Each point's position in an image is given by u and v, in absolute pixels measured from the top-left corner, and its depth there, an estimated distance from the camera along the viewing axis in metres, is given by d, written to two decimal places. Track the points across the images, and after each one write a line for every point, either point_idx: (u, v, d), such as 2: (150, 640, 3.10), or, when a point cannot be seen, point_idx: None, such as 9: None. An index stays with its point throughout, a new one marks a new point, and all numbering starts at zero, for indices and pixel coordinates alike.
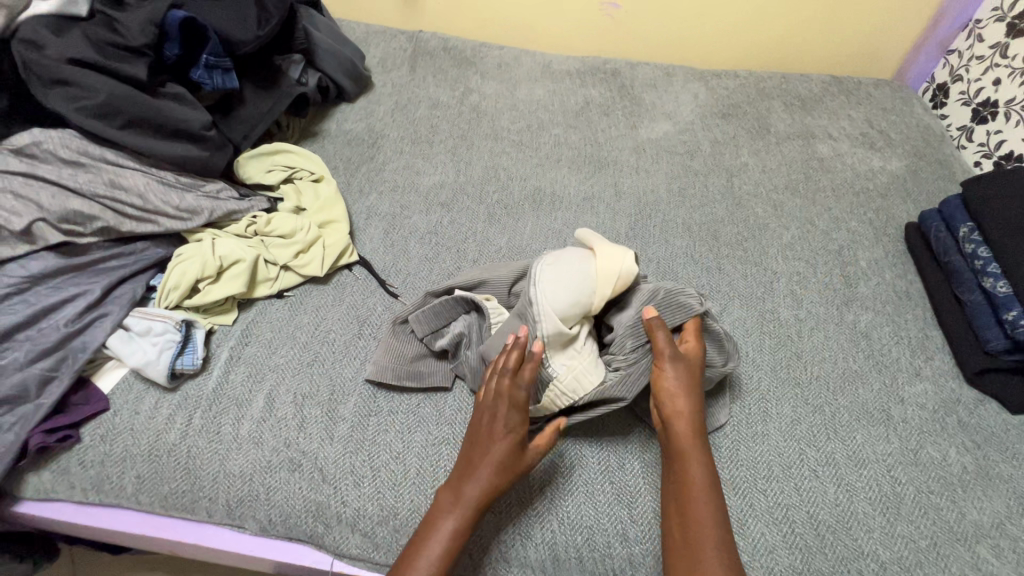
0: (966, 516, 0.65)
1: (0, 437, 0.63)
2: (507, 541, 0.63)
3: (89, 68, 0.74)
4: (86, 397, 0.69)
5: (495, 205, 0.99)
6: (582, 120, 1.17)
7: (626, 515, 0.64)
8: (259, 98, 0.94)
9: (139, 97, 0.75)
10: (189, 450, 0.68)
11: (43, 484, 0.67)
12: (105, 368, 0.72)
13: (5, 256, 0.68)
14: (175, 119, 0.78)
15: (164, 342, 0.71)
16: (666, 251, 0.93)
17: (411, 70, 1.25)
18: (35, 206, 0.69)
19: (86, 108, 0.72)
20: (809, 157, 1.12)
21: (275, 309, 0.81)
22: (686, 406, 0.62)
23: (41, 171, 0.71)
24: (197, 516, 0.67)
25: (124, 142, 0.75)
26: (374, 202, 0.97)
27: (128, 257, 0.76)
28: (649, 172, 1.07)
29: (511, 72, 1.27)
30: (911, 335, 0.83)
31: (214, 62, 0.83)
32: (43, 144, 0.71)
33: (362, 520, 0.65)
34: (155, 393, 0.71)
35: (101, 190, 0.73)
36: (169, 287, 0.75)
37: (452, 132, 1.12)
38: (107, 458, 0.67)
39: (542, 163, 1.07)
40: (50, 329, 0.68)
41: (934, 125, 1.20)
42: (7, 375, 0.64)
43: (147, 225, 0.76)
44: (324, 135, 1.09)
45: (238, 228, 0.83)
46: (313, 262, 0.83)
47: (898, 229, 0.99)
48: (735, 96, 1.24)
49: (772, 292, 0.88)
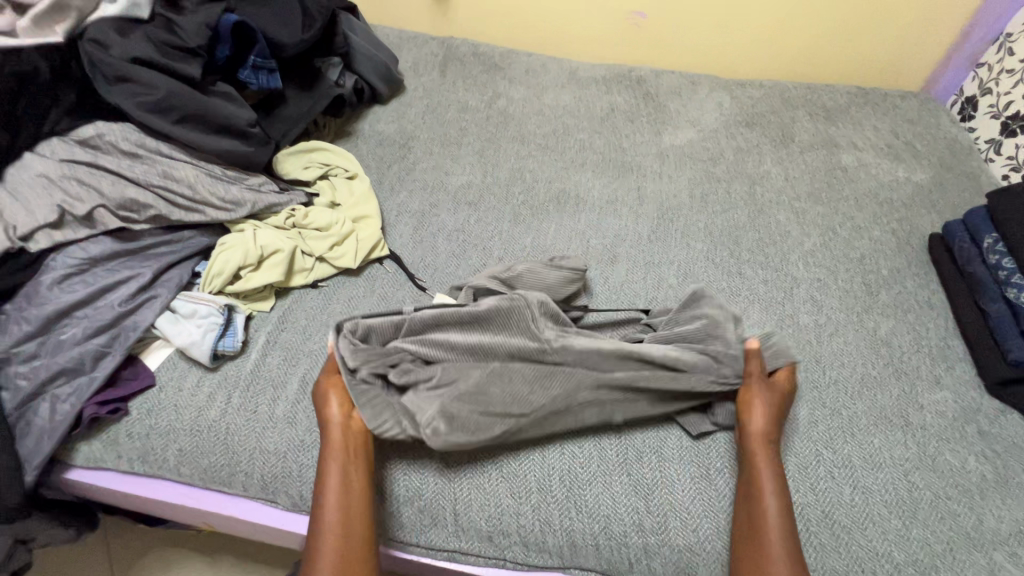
0: (984, 523, 0.66)
1: (59, 406, 0.68)
2: (528, 525, 0.66)
3: (149, 67, 0.79)
4: (134, 373, 0.74)
5: (520, 205, 1.02)
6: (607, 125, 1.20)
7: (642, 505, 0.66)
8: (300, 98, 0.99)
9: (192, 94, 0.80)
10: (228, 426, 0.72)
11: (94, 453, 0.72)
12: (153, 347, 0.77)
13: (67, 239, 0.73)
14: (223, 115, 0.82)
15: (207, 323, 0.75)
16: (687, 254, 0.95)
17: (442, 74, 1.29)
18: (96, 193, 0.75)
19: (144, 104, 0.78)
20: (833, 167, 1.12)
21: (310, 298, 0.85)
22: (766, 426, 0.67)
23: (103, 162, 0.76)
24: (234, 489, 0.71)
25: (177, 136, 0.80)
26: (405, 199, 1.01)
27: (176, 244, 0.81)
28: (672, 177, 1.09)
29: (538, 78, 1.30)
30: (932, 344, 0.84)
31: (260, 63, 0.88)
32: (105, 136, 0.78)
33: (389, 499, 0.67)
34: (197, 372, 0.75)
35: (155, 180, 0.78)
36: (213, 273, 0.79)
37: (480, 135, 1.15)
38: (153, 430, 0.71)
39: (567, 166, 1.10)
40: (105, 307, 0.73)
41: (961, 138, 1.20)
42: (67, 349, 0.69)
43: (195, 215, 0.81)
44: (358, 135, 1.13)
45: (278, 220, 0.87)
46: (347, 255, 0.87)
47: (921, 240, 0.99)
48: (760, 105, 1.26)
49: (792, 297, 0.89)
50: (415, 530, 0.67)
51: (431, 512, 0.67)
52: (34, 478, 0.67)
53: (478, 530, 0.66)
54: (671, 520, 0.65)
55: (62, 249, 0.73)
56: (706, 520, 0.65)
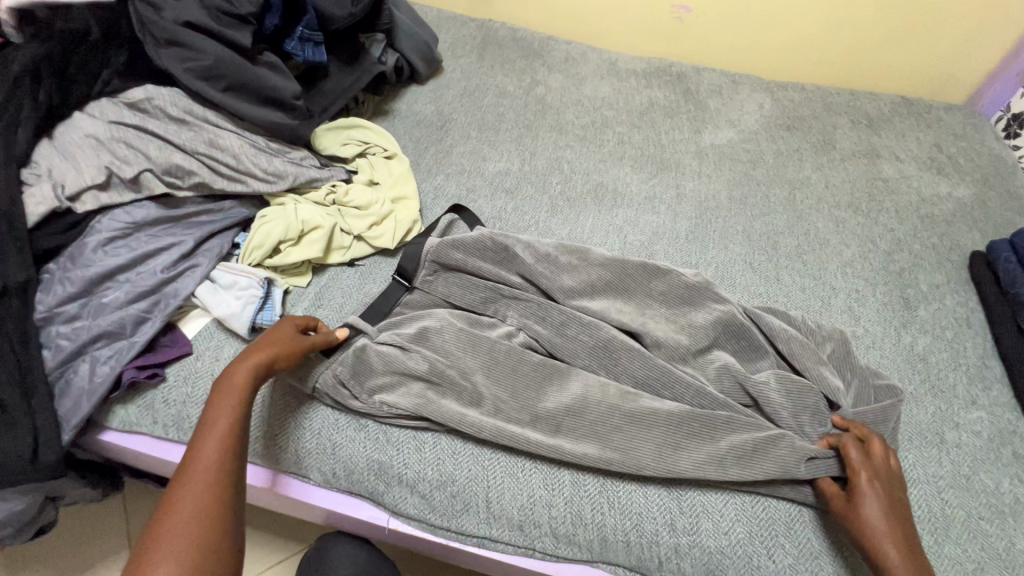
0: (1016, 546, 0.65)
1: (98, 368, 0.68)
2: (699, 493, 0.67)
3: (201, 31, 0.77)
4: (172, 339, 0.74)
5: (558, 196, 1.01)
6: (645, 120, 1.18)
7: (675, 505, 0.66)
8: (343, 74, 0.98)
9: (241, 63, 0.79)
10: (265, 400, 0.71)
11: (129, 416, 0.72)
12: (192, 315, 0.77)
13: (113, 203, 0.74)
14: (270, 87, 0.82)
15: (247, 296, 0.75)
16: (725, 257, 0.94)
17: (480, 58, 1.27)
18: (144, 157, 0.75)
19: (195, 70, 0.77)
20: (874, 177, 1.11)
21: (348, 277, 0.85)
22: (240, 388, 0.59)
23: (150, 126, 0.76)
24: (267, 462, 0.71)
25: (224, 104, 0.80)
26: (442, 182, 1.01)
27: (217, 214, 0.80)
28: (711, 177, 1.07)
29: (578, 68, 1.28)
30: (969, 362, 0.83)
31: (307, 35, 0.88)
32: (155, 100, 0.77)
33: (422, 482, 0.68)
34: (235, 342, 0.75)
35: (202, 148, 0.78)
36: (254, 246, 0.79)
37: (519, 122, 1.14)
38: (189, 398, 0.71)
39: (605, 160, 1.08)
40: (148, 274, 0.73)
41: (1005, 156, 1.18)
42: (109, 312, 0.70)
43: (237, 184, 0.80)
44: (395, 115, 1.12)
45: (318, 196, 0.87)
46: (385, 235, 0.86)
47: (962, 257, 0.98)
48: (802, 109, 1.23)
49: (829, 307, 0.88)
50: (446, 514, 0.68)
51: (463, 498, 0.67)
52: (71, 437, 0.67)
53: (509, 519, 0.67)
54: (727, 521, 0.65)
55: (109, 212, 0.74)
56: (738, 524, 0.65)
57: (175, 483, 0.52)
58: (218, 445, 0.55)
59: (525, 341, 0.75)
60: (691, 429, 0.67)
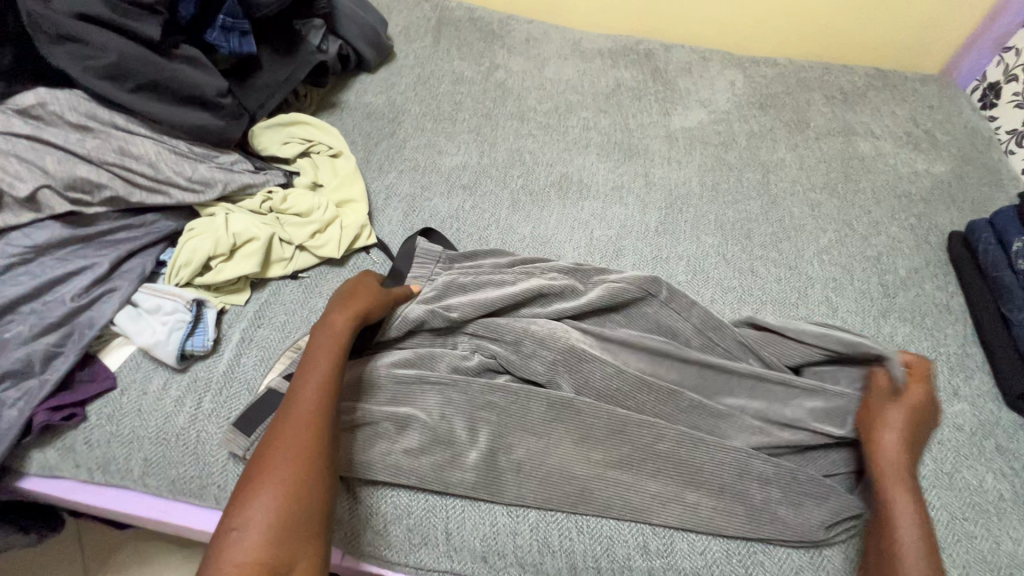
0: (1001, 547, 0.63)
1: (3, 413, 0.61)
2: None
3: (99, 23, 0.68)
4: (92, 374, 0.66)
5: (519, 190, 0.94)
6: (612, 104, 1.11)
7: (648, 525, 0.62)
8: (278, 65, 0.90)
9: (153, 59, 0.71)
10: (199, 435, 0.65)
11: (48, 461, 0.65)
12: (113, 345, 0.70)
13: (8, 224, 0.66)
14: (188, 84, 0.74)
15: (172, 321, 0.68)
16: (696, 249, 0.89)
17: (435, 41, 1.19)
18: (41, 171, 0.66)
19: (96, 69, 0.68)
20: (850, 156, 1.06)
21: (290, 291, 0.77)
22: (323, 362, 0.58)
23: (47, 135, 0.67)
24: (206, 502, 0.65)
25: (136, 107, 0.72)
26: (394, 180, 0.93)
27: (138, 230, 0.73)
28: (681, 163, 1.02)
29: (539, 48, 1.20)
30: (950, 351, 0.80)
31: (230, 24, 0.79)
32: (49, 105, 0.68)
33: (375, 517, 0.63)
34: (164, 372, 0.68)
35: (111, 158, 0.70)
36: (181, 263, 0.71)
37: (477, 110, 1.06)
38: (114, 438, 0.64)
39: (569, 148, 1.02)
40: (56, 303, 0.65)
41: (981, 127, 1.14)
42: (10, 350, 0.62)
43: (159, 196, 0.73)
44: (342, 107, 1.04)
45: (253, 204, 0.79)
46: (330, 243, 0.79)
47: (940, 238, 0.94)
48: (774, 86, 1.18)
49: (805, 298, 0.84)
50: (403, 549, 0.62)
51: (421, 531, 0.62)
52: None
53: (472, 550, 0.62)
54: (703, 539, 0.61)
55: (5, 236, 0.66)
56: (715, 541, 0.61)
57: (268, 444, 0.52)
58: (302, 422, 0.53)
59: (481, 363, 0.69)
60: (657, 444, 0.64)
